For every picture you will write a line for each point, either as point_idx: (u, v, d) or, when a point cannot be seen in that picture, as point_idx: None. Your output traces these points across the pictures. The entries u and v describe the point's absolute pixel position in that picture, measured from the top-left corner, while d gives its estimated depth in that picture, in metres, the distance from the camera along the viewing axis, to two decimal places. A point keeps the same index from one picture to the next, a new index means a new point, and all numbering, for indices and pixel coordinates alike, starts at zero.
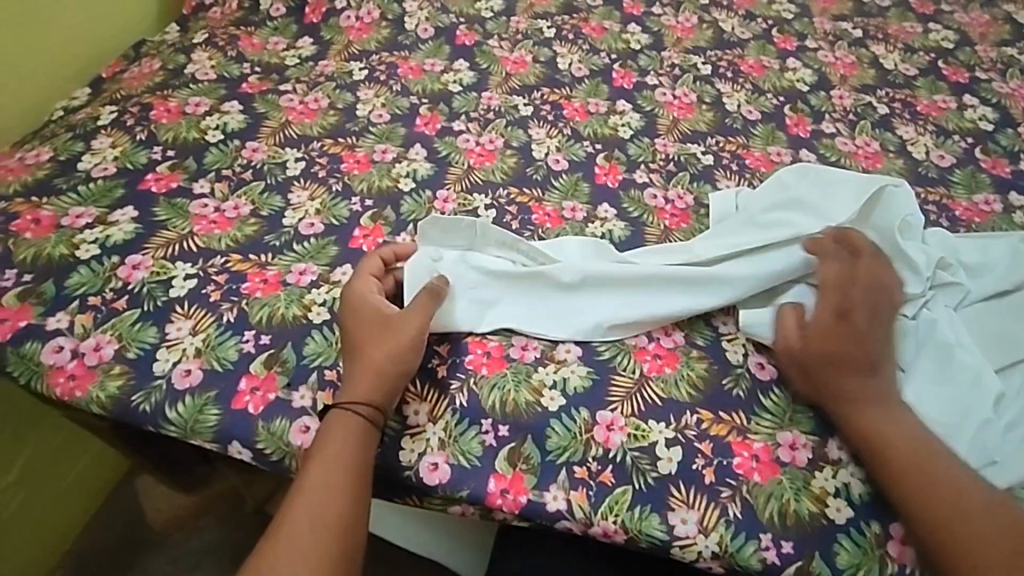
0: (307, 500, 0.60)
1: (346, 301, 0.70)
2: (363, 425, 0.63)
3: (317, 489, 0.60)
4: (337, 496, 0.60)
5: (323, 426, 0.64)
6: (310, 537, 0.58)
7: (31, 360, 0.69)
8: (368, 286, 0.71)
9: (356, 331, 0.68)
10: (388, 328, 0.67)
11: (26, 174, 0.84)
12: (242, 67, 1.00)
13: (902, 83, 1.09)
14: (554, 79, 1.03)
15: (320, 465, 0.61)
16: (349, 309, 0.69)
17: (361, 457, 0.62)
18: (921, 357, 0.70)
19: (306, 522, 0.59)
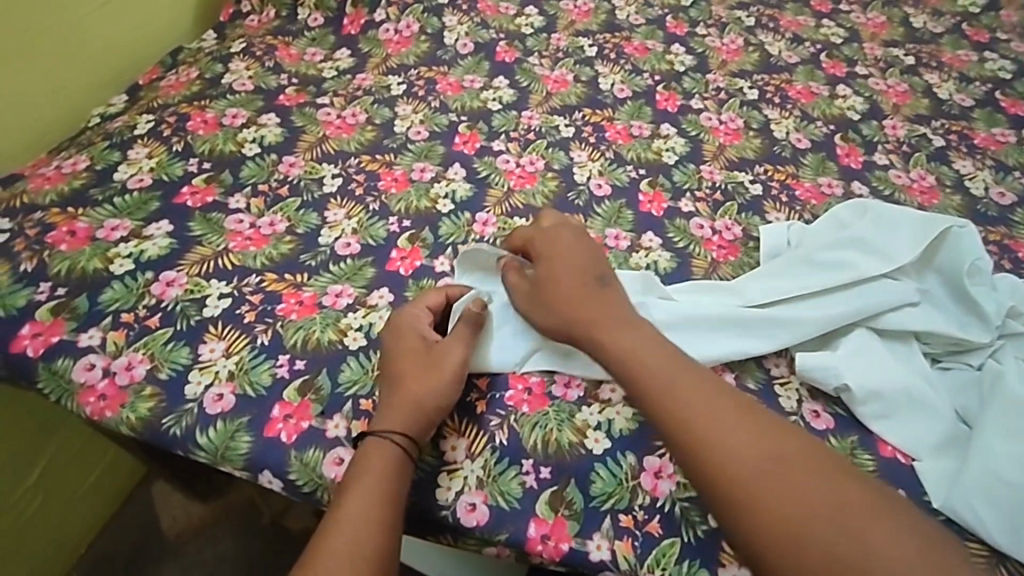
0: (341, 532, 0.56)
1: (390, 328, 0.68)
2: (400, 455, 0.60)
3: (352, 520, 0.57)
4: (373, 528, 0.57)
5: (358, 454, 0.61)
6: (345, 572, 0.54)
7: (62, 377, 0.68)
8: (415, 314, 0.69)
9: (397, 359, 0.66)
10: (432, 357, 0.65)
11: (62, 183, 0.83)
12: (279, 79, 0.98)
13: (958, 113, 1.04)
14: (596, 100, 1.00)
15: (356, 494, 0.58)
16: (393, 336, 0.67)
17: (399, 487, 0.59)
18: (992, 411, 0.64)
19: (339, 555, 0.55)
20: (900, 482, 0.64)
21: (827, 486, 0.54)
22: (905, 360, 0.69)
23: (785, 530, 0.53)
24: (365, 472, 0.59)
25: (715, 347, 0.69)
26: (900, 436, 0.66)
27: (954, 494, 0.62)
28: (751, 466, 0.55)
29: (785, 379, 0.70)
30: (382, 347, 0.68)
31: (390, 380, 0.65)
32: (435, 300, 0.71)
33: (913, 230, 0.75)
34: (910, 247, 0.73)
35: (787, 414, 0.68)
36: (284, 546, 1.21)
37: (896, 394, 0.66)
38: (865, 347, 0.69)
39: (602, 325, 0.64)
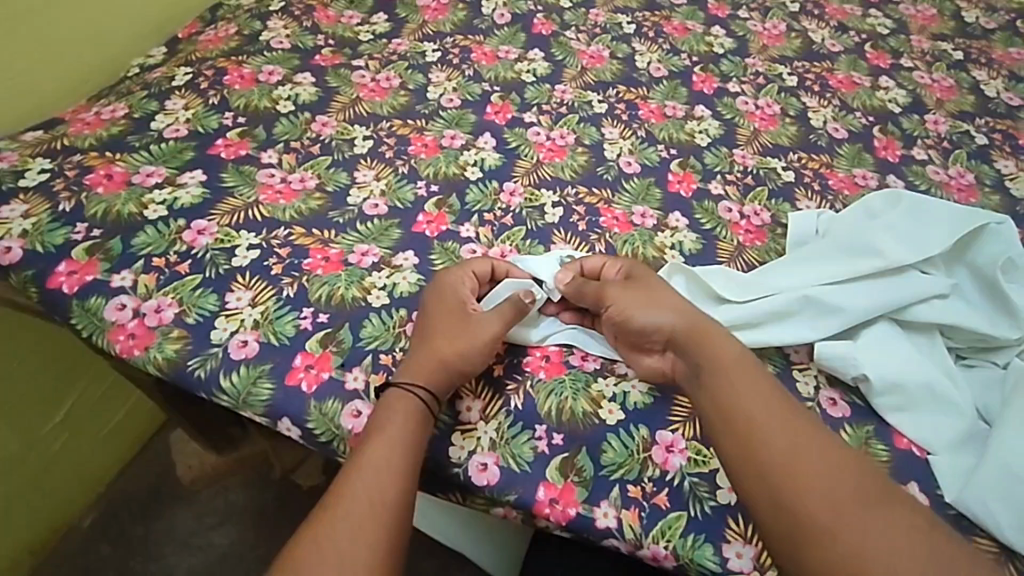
0: (359, 475, 0.58)
1: (427, 291, 0.69)
2: (421, 409, 0.62)
3: (371, 465, 0.58)
4: (391, 473, 0.58)
5: (379, 403, 0.63)
6: (363, 511, 0.56)
7: (94, 314, 0.70)
8: (457, 277, 0.69)
9: (427, 322, 0.67)
10: (465, 322, 0.66)
11: (101, 129, 0.84)
12: (316, 39, 0.99)
13: (1004, 112, 1.01)
14: (631, 77, 0.99)
15: (375, 442, 0.59)
16: (429, 299, 0.68)
17: (417, 438, 0.61)
18: (1013, 409, 0.63)
19: (359, 497, 0.57)
20: (914, 474, 0.64)
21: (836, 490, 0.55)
22: (927, 353, 0.69)
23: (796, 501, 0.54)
24: (385, 422, 0.61)
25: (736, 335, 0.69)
26: (916, 429, 0.65)
27: (968, 489, 0.61)
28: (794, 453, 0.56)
29: (804, 365, 0.70)
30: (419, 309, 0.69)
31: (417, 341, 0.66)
32: (482, 269, 0.71)
33: (945, 223, 0.74)
34: (942, 239, 0.72)
35: (804, 400, 0.68)
36: (294, 500, 1.24)
37: (917, 387, 0.66)
38: (887, 337, 0.68)
39: (702, 329, 0.64)
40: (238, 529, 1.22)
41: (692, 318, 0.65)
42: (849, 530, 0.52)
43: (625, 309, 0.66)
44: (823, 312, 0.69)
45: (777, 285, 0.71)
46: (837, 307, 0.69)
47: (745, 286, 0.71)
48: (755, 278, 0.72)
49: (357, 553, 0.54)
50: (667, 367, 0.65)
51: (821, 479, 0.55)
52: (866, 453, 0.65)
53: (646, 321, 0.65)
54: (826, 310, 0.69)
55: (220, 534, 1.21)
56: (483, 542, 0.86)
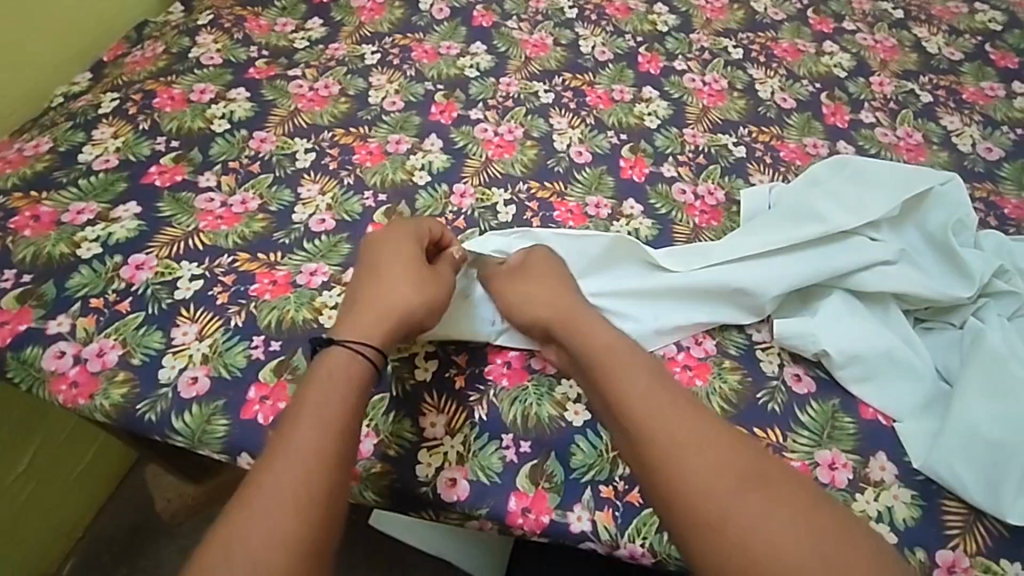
0: (297, 435, 0.55)
1: (388, 234, 0.69)
2: (364, 368, 0.61)
3: (312, 423, 0.56)
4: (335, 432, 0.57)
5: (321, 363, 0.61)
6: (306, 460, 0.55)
7: (32, 365, 0.67)
8: (429, 227, 0.71)
9: (398, 267, 0.66)
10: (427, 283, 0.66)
11: (25, 166, 0.80)
12: (249, 51, 0.95)
13: (946, 68, 1.01)
14: (576, 64, 0.97)
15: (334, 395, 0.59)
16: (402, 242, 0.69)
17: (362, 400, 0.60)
18: (971, 369, 0.64)
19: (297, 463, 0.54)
20: (881, 443, 0.64)
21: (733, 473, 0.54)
22: (883, 319, 0.69)
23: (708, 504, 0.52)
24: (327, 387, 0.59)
25: (677, 308, 0.70)
26: (880, 398, 0.66)
27: (935, 453, 0.62)
28: (689, 450, 0.55)
29: (766, 344, 0.70)
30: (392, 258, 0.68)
31: (378, 283, 0.66)
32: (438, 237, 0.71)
33: (889, 186, 0.75)
34: (888, 202, 0.73)
35: (769, 379, 0.68)
36: None
37: (877, 356, 0.66)
38: (842, 307, 0.69)
39: (587, 316, 0.64)
40: None
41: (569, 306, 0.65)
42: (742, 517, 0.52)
43: (510, 301, 0.67)
44: (765, 277, 0.69)
45: (722, 254, 0.71)
46: (789, 277, 0.69)
47: (688, 258, 0.71)
48: (699, 248, 0.72)
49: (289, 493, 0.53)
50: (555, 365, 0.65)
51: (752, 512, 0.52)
52: (833, 427, 0.65)
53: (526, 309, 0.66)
54: (778, 280, 0.69)
55: None
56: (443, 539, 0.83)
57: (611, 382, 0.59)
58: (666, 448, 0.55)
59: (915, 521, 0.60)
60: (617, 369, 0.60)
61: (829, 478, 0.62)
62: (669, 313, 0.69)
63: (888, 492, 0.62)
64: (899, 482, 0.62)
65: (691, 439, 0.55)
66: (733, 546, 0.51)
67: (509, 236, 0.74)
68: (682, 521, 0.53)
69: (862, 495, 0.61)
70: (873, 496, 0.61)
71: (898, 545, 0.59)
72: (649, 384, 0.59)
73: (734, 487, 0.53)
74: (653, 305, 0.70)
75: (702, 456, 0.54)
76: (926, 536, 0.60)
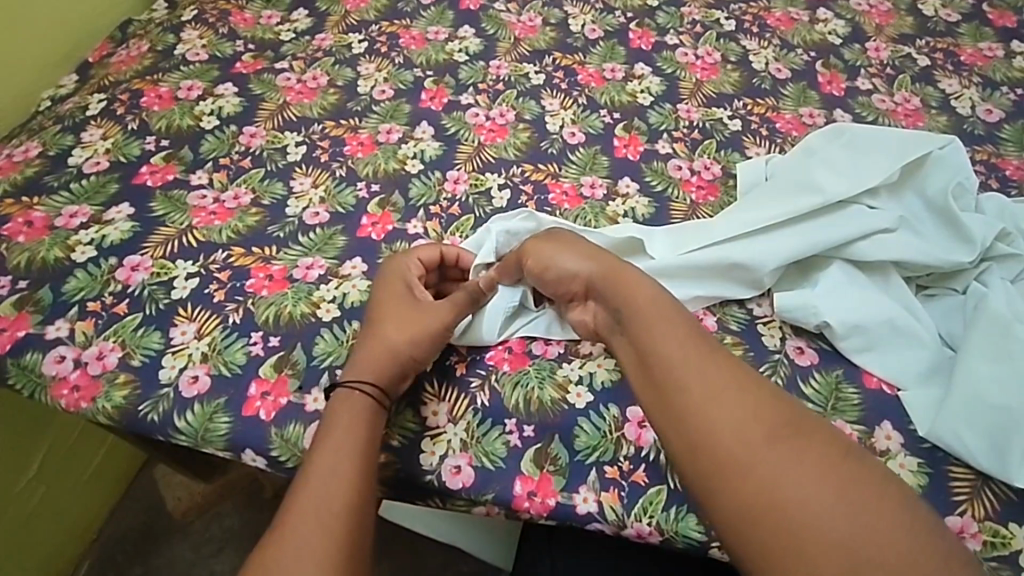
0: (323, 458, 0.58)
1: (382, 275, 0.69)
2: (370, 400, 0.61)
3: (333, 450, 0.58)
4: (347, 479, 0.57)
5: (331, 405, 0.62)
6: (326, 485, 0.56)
7: (32, 371, 0.67)
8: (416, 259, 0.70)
9: (400, 298, 0.67)
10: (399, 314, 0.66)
11: (15, 172, 0.80)
12: (235, 45, 0.94)
13: (943, 30, 0.99)
14: (566, 43, 0.95)
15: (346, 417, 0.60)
16: (400, 266, 0.69)
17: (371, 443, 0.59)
18: (976, 335, 0.64)
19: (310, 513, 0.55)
20: (887, 412, 0.64)
21: (757, 425, 0.53)
22: (884, 288, 0.69)
23: (730, 458, 0.52)
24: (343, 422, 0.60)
25: (678, 286, 0.69)
26: (884, 368, 0.65)
27: (940, 420, 0.61)
28: (712, 402, 0.54)
29: (768, 319, 0.69)
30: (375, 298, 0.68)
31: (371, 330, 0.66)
32: (422, 259, 0.70)
33: (887, 153, 0.74)
34: (886, 169, 0.72)
35: (771, 353, 0.67)
36: None
37: (880, 326, 0.66)
38: (844, 278, 0.68)
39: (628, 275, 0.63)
40: (238, 553, 1.20)
41: (610, 267, 0.64)
42: (766, 471, 0.51)
43: (542, 259, 0.66)
44: (762, 251, 0.68)
45: (720, 230, 0.70)
46: (787, 252, 0.68)
47: (688, 236, 0.71)
48: (699, 225, 0.71)
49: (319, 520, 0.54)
50: (587, 321, 0.65)
51: (785, 475, 0.51)
52: (838, 398, 0.65)
53: (564, 266, 0.65)
54: (776, 254, 0.68)
55: (219, 561, 1.20)
56: (453, 525, 0.83)
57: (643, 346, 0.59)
58: (698, 403, 0.55)
59: (921, 489, 0.60)
60: (648, 325, 0.59)
61: None
62: (674, 291, 0.69)
63: (894, 461, 0.61)
64: (905, 450, 0.62)
65: (725, 390, 0.55)
66: (761, 496, 0.51)
67: (512, 218, 0.74)
68: (709, 467, 0.53)
69: None
70: None
71: None
72: (672, 341, 0.58)
73: (768, 451, 0.52)
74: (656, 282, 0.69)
75: (733, 407, 0.54)
76: (932, 504, 0.59)
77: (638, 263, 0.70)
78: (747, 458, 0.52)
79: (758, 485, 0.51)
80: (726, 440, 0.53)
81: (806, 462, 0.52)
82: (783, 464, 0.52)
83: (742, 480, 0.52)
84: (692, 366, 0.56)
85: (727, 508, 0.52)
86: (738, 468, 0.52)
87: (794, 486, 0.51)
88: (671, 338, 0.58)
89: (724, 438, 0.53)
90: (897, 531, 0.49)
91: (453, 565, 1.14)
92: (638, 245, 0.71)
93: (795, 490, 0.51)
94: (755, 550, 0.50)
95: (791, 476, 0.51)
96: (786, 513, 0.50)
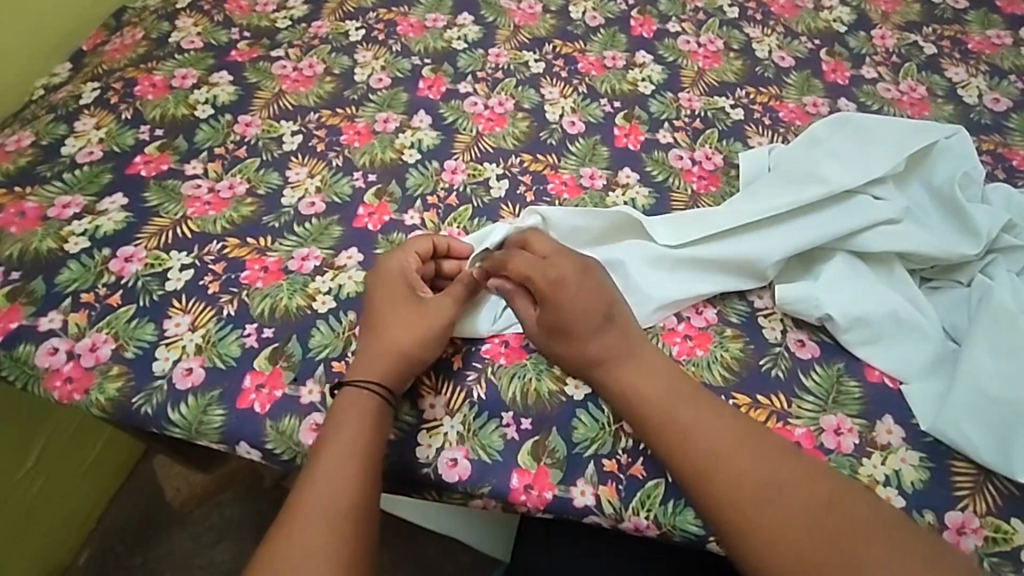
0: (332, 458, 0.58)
1: (379, 267, 0.68)
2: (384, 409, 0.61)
3: (346, 451, 0.59)
4: (349, 482, 0.58)
5: (338, 400, 0.62)
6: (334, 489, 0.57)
7: (25, 363, 0.66)
8: (417, 250, 0.69)
9: (399, 295, 0.66)
10: (412, 308, 0.65)
11: (7, 162, 0.79)
12: (230, 33, 0.92)
13: (951, 17, 0.98)
14: (567, 31, 0.94)
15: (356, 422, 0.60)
16: (395, 260, 0.68)
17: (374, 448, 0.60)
18: (980, 329, 0.63)
19: (318, 512, 0.57)
20: (889, 407, 0.63)
21: (739, 454, 0.57)
22: (887, 280, 0.68)
23: (722, 490, 0.56)
24: (349, 428, 0.60)
25: (678, 275, 0.68)
26: (887, 361, 0.64)
27: (943, 416, 0.61)
28: (693, 434, 0.58)
29: (768, 311, 0.68)
30: (369, 290, 0.67)
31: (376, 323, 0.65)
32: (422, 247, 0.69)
33: (893, 142, 0.72)
34: (891, 158, 0.71)
35: (771, 346, 0.66)
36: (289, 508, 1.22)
37: (883, 319, 0.65)
38: (847, 270, 0.67)
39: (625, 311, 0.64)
40: (237, 543, 1.20)
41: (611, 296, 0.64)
42: (756, 495, 0.55)
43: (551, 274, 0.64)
44: (764, 243, 0.68)
45: (723, 220, 0.69)
46: (789, 243, 0.67)
47: (688, 227, 0.69)
48: (700, 214, 0.70)
49: (330, 525, 0.56)
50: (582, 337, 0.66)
51: (767, 493, 0.55)
52: (839, 392, 0.64)
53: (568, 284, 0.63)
54: (778, 246, 0.67)
55: (219, 551, 1.20)
56: (455, 518, 0.83)
57: (632, 374, 0.61)
58: (682, 436, 0.58)
59: (923, 483, 0.59)
60: (628, 355, 0.62)
61: (835, 444, 0.61)
62: (677, 282, 0.67)
63: (896, 456, 0.61)
64: (906, 445, 0.61)
65: (701, 420, 0.58)
66: (763, 523, 0.54)
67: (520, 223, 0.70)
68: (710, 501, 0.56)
69: (869, 460, 0.60)
70: (880, 460, 0.60)
71: (906, 508, 0.59)
72: (651, 371, 0.61)
73: (755, 473, 0.56)
74: (661, 272, 0.68)
75: (711, 436, 0.58)
76: (934, 498, 0.59)
77: (642, 248, 0.69)
78: (739, 489, 0.56)
79: (752, 511, 0.55)
80: (718, 473, 0.56)
81: (787, 483, 0.56)
82: (768, 489, 0.55)
83: (740, 507, 0.55)
84: (673, 399, 0.59)
85: (738, 535, 0.55)
86: (725, 494, 0.56)
87: (782, 507, 0.55)
88: (650, 366, 0.61)
89: (712, 471, 0.56)
90: (883, 539, 0.53)
91: (454, 555, 1.14)
92: (639, 234, 0.71)
93: (777, 509, 0.55)
94: (743, 565, 0.55)
95: (777, 500, 0.55)
96: (785, 534, 0.54)
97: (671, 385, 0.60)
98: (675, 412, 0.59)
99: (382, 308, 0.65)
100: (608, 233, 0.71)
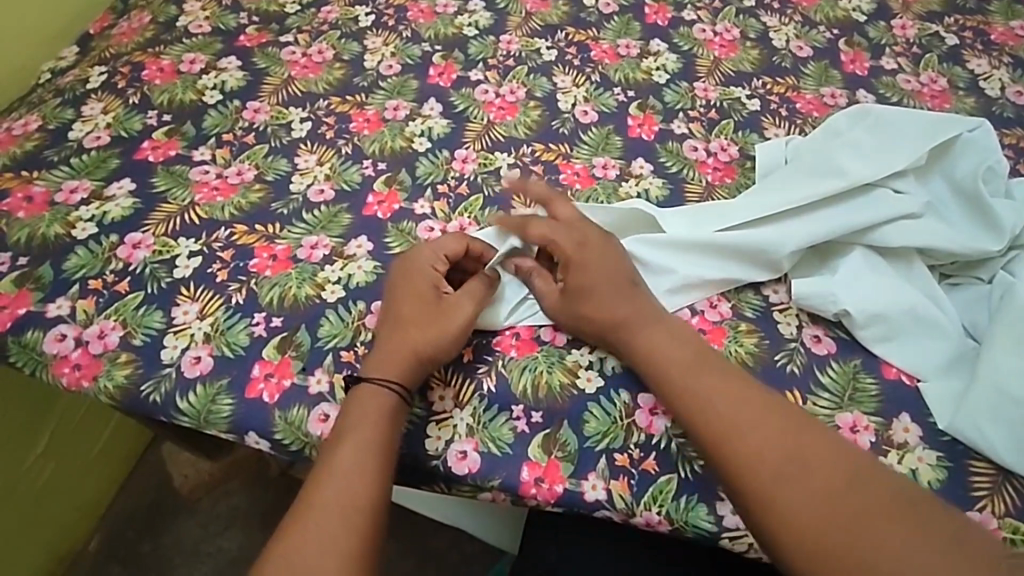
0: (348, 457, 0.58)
1: (407, 261, 0.67)
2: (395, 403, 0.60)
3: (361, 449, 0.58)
4: (359, 480, 0.57)
5: (354, 396, 0.61)
6: (345, 488, 0.57)
7: (33, 349, 0.66)
8: (447, 247, 0.67)
9: (422, 292, 0.65)
10: (432, 307, 0.64)
11: (14, 146, 0.78)
12: (239, 18, 0.91)
13: (973, 7, 0.95)
14: (580, 18, 0.92)
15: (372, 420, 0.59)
16: (423, 257, 0.66)
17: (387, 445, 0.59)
18: (1001, 327, 0.62)
19: (329, 502, 0.56)
20: (905, 404, 0.62)
21: (759, 431, 0.56)
22: (906, 275, 0.66)
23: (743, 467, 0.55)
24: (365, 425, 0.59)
25: (694, 269, 0.66)
26: (905, 358, 0.63)
27: (961, 414, 0.60)
28: (713, 410, 0.57)
29: (784, 306, 0.67)
30: (393, 283, 0.66)
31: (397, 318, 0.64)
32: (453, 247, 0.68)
33: (914, 135, 0.71)
34: (912, 151, 0.69)
35: (786, 341, 0.65)
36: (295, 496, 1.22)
37: (902, 316, 0.63)
38: (864, 265, 0.66)
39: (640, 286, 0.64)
40: (244, 530, 1.21)
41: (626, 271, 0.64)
42: (778, 474, 0.54)
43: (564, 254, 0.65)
44: (781, 236, 0.66)
45: (739, 214, 0.68)
46: (806, 236, 0.66)
47: (703, 220, 0.68)
48: (716, 207, 0.69)
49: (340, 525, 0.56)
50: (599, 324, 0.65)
51: (791, 474, 0.54)
52: (855, 389, 0.63)
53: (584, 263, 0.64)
54: (795, 239, 0.66)
55: (225, 537, 1.20)
56: (469, 512, 0.83)
57: (652, 350, 0.61)
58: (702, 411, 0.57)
59: (941, 483, 0.59)
60: (648, 332, 0.61)
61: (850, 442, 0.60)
62: (692, 273, 0.66)
63: (913, 454, 0.60)
64: (923, 444, 0.60)
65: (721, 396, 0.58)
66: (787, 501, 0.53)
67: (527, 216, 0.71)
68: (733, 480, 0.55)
69: (884, 458, 0.60)
70: (896, 459, 0.60)
71: None
72: (670, 348, 0.61)
73: (778, 451, 0.55)
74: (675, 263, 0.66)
75: (732, 412, 0.57)
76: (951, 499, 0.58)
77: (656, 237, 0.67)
78: (761, 466, 0.55)
79: (775, 490, 0.54)
80: (742, 452, 0.55)
81: (811, 462, 0.54)
82: (792, 466, 0.54)
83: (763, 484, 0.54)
84: (692, 375, 0.59)
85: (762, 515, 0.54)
86: (744, 477, 0.55)
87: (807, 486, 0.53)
88: (671, 344, 0.61)
89: (731, 449, 0.56)
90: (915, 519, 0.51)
91: (460, 544, 1.14)
92: (653, 225, 0.70)
93: (796, 491, 0.54)
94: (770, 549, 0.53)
95: (798, 478, 0.54)
96: (813, 513, 0.52)
97: (690, 362, 0.60)
98: (696, 388, 0.58)
99: (406, 302, 0.64)
100: (621, 227, 0.71)
